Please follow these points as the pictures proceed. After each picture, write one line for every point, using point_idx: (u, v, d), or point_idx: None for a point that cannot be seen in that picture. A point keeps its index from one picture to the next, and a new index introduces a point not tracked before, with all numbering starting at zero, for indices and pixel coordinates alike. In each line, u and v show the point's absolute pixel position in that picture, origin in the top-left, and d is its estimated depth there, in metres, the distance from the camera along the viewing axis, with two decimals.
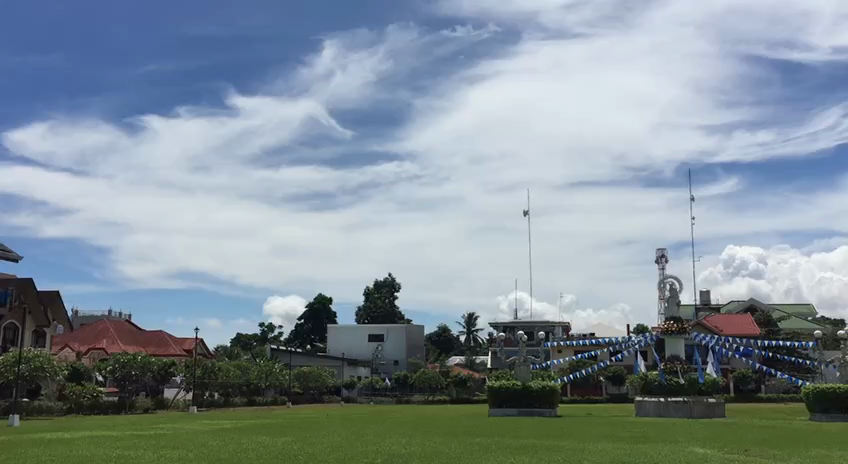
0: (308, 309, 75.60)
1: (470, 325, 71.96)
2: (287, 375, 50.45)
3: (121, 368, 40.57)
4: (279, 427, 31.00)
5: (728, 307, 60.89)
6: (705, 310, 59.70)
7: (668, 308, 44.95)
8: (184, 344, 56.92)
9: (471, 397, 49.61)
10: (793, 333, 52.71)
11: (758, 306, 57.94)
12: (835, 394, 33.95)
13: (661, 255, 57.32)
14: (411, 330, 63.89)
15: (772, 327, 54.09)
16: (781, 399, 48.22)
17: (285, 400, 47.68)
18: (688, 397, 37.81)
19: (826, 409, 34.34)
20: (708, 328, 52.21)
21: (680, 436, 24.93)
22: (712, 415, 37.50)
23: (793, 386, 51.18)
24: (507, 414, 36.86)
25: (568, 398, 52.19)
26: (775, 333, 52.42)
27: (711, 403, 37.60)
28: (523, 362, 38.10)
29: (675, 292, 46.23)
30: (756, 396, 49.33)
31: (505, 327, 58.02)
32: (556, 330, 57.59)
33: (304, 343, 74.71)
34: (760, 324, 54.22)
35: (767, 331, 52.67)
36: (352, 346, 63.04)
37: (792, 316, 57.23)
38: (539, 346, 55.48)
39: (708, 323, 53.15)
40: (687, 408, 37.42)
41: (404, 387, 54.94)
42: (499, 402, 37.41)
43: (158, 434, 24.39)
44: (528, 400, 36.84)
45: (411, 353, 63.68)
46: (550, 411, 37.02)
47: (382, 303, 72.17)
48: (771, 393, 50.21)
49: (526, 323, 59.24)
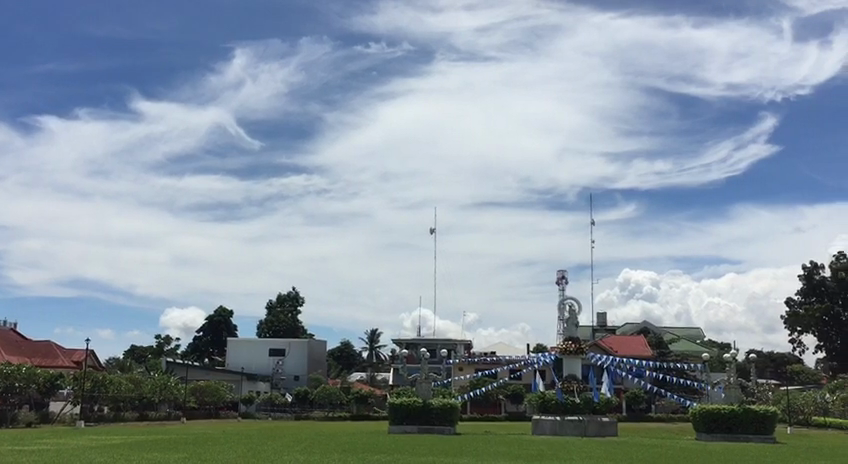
0: (207, 322, 73.60)
1: (373, 341, 71.69)
2: (182, 389, 48.91)
3: (4, 380, 38.36)
4: (171, 444, 29.95)
5: (624, 329, 62.85)
6: (601, 330, 61.52)
7: (567, 328, 46.16)
8: (73, 356, 54.46)
9: (372, 414, 49.44)
10: (682, 355, 54.99)
11: (650, 328, 60.13)
12: (720, 415, 35.54)
13: (562, 276, 58.80)
14: (313, 344, 63.14)
15: (663, 348, 56.31)
16: (670, 419, 50.19)
17: (179, 416, 46.21)
18: (583, 416, 38.88)
19: (710, 428, 35.91)
20: (604, 349, 53.83)
21: (574, 455, 25.45)
22: (605, 433, 38.82)
23: (681, 407, 53.43)
24: (407, 431, 36.88)
25: (467, 415, 52.65)
26: (666, 355, 54.58)
27: (604, 422, 38.90)
28: (425, 379, 38.27)
29: (573, 314, 47.53)
30: (646, 416, 51.11)
31: (408, 344, 58.11)
32: (458, 347, 58.10)
33: (201, 357, 72.70)
34: (653, 345, 56.24)
35: (658, 353, 54.78)
36: (251, 361, 61.75)
37: (682, 339, 59.64)
38: (440, 363, 55.88)
39: (604, 344, 54.74)
40: (582, 427, 38.59)
41: (304, 403, 54.09)
42: (399, 420, 37.35)
43: (41, 450, 23.23)
44: (428, 417, 37.03)
45: (312, 368, 62.89)
46: (450, 429, 37.29)
47: (285, 318, 71.01)
48: (660, 412, 52.23)
49: (428, 340, 59.52)
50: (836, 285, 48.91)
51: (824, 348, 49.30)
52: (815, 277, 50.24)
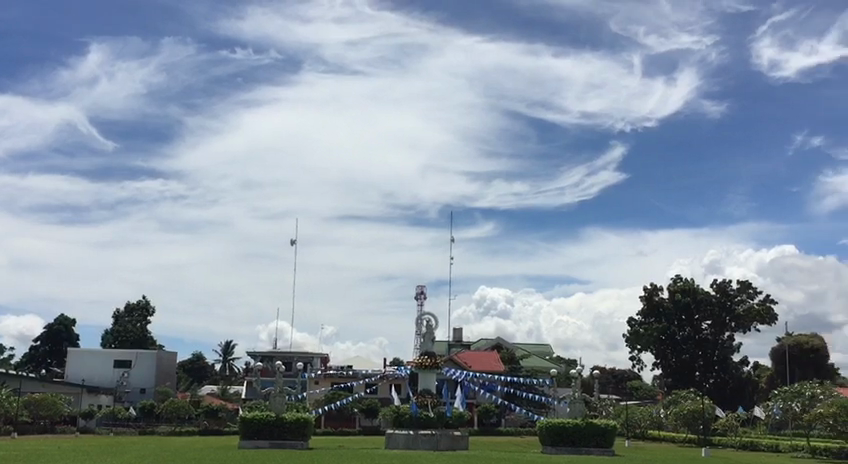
0: (46, 331, 69.33)
1: (227, 354, 69.84)
2: (15, 402, 45.68)
3: None
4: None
5: (478, 344, 64.40)
6: (456, 346, 62.72)
7: (424, 343, 46.76)
8: None
9: (222, 429, 48.04)
10: (532, 371, 56.92)
11: (503, 344, 61.96)
12: (565, 429, 37.02)
13: (421, 292, 59.58)
14: (162, 356, 60.75)
15: (514, 364, 58.09)
16: (518, 433, 51.80)
17: (10, 431, 43.19)
18: (436, 430, 39.48)
19: (555, 442, 37.31)
20: (458, 363, 54.82)
21: None
22: (456, 447, 39.55)
23: (529, 421, 55.31)
24: (258, 446, 36.08)
25: (321, 429, 52.15)
26: (517, 371, 56.36)
27: (456, 435, 39.63)
28: (279, 393, 37.64)
29: (431, 328, 48.24)
30: (497, 429, 52.48)
31: (263, 357, 57.00)
32: (314, 361, 57.58)
33: (38, 368, 68.36)
34: (505, 361, 57.90)
35: (510, 368, 56.45)
36: (94, 372, 58.60)
37: (533, 355, 61.76)
38: (295, 377, 55.14)
39: (459, 359, 55.79)
40: (434, 441, 39.15)
41: (150, 417, 51.87)
42: (250, 434, 36.46)
43: None
44: (280, 431, 36.43)
45: (160, 381, 60.46)
46: (303, 443, 36.84)
47: (133, 327, 68.03)
48: (510, 427, 53.84)
49: (285, 353, 58.64)
50: (673, 306, 52.05)
51: (660, 365, 52.46)
52: (654, 298, 52.99)
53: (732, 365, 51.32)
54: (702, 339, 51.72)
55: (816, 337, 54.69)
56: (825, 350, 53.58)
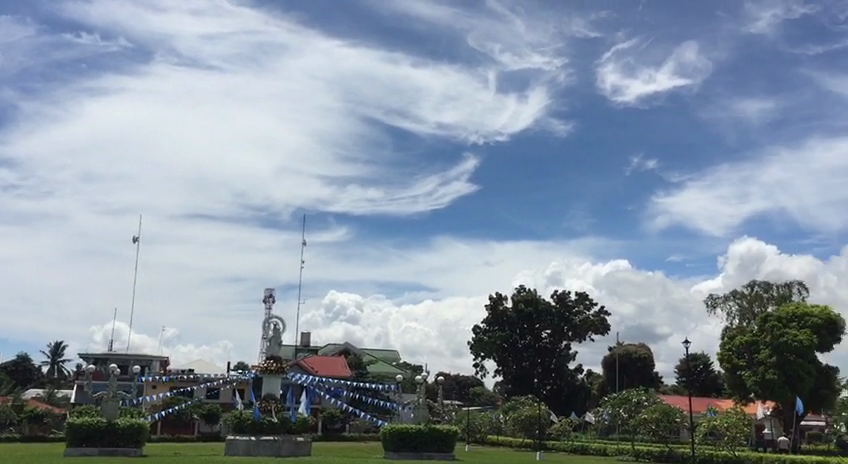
0: None
1: (56, 356, 65.63)
2: None
3: None
4: None
5: (325, 350, 64.07)
6: (303, 350, 62.09)
7: (270, 347, 45.84)
8: None
9: (47, 435, 45.02)
10: (378, 376, 57.22)
11: (351, 349, 61.96)
12: (407, 434, 37.36)
13: (269, 294, 58.54)
14: None
15: (361, 369, 58.15)
16: (361, 438, 51.85)
17: None
18: (278, 436, 38.76)
19: (398, 447, 37.57)
20: (304, 368, 54.22)
21: None
22: (298, 453, 38.97)
23: (372, 426, 55.55)
24: (86, 453, 34.01)
25: (156, 435, 50.02)
26: (363, 376, 56.46)
27: (298, 441, 39.06)
28: (112, 397, 35.67)
29: (277, 333, 47.46)
30: (340, 434, 52.28)
31: (97, 359, 54.00)
32: (153, 364, 55.20)
33: None
34: (351, 366, 57.87)
35: (356, 374, 56.46)
36: None
37: (379, 360, 62.13)
38: (131, 381, 52.61)
39: (305, 363, 55.17)
40: (276, 447, 38.43)
41: None
42: (78, 441, 34.30)
43: None
44: (112, 438, 34.53)
45: None
46: (136, 450, 35.10)
47: None
48: (353, 432, 53.85)
49: (121, 356, 55.84)
50: (516, 315, 53.95)
51: (501, 372, 54.11)
52: (499, 307, 54.75)
53: (568, 372, 53.82)
54: (541, 347, 53.92)
55: (643, 347, 58.53)
56: (650, 359, 57.46)
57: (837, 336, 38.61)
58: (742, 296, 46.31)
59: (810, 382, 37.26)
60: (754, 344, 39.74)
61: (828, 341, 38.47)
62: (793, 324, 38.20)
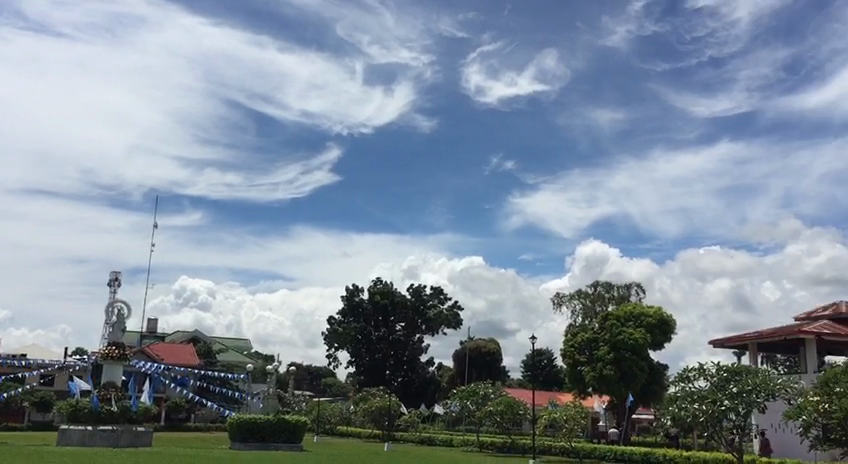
0: None
1: None
2: None
3: None
4: None
5: (172, 337, 61.84)
6: (149, 337, 59.65)
7: (113, 332, 43.57)
8: None
9: None
10: (228, 365, 55.84)
11: (200, 337, 60.13)
12: (254, 425, 36.58)
13: (115, 278, 55.78)
14: None
15: (210, 358, 56.53)
16: (207, 429, 50.41)
17: None
18: (117, 426, 36.91)
19: (244, 438, 36.69)
20: (149, 355, 52.03)
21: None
22: (138, 443, 37.19)
23: (219, 416, 54.19)
24: None
25: None
26: (212, 365, 54.91)
27: (138, 432, 37.31)
28: None
29: (121, 318, 45.27)
30: (184, 425, 50.59)
31: None
32: None
33: None
34: (200, 355, 56.14)
35: (205, 362, 54.83)
36: None
37: (230, 349, 60.67)
38: None
39: (151, 351, 52.96)
40: (114, 437, 36.32)
41: None
42: None
43: None
44: None
45: None
46: None
47: None
48: (199, 422, 52.30)
49: None
50: (371, 307, 54.11)
51: (354, 363, 54.10)
52: (355, 298, 54.74)
53: (420, 365, 54.67)
54: (395, 339, 54.38)
55: (492, 342, 60.39)
56: (499, 354, 59.34)
57: (668, 335, 41.26)
58: (586, 295, 48.74)
59: (642, 377, 39.69)
60: (594, 341, 41.59)
61: (661, 340, 41.03)
62: (629, 322, 40.76)
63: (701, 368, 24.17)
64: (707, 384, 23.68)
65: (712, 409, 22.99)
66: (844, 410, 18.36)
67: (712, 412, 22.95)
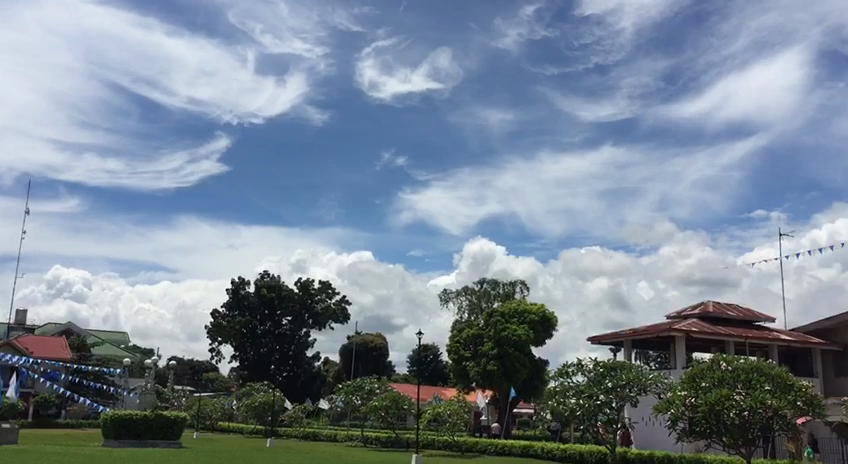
0: None
1: None
2: None
3: None
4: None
5: (43, 329, 58.76)
6: (18, 329, 56.43)
7: None
8: None
9: None
10: (103, 359, 53.54)
11: (74, 330, 57.41)
12: (130, 421, 35.15)
13: None
14: None
15: (84, 352, 54.03)
16: (78, 425, 48.15)
17: None
18: None
19: (118, 434, 35.21)
20: (17, 348, 49.17)
21: None
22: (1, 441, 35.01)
23: (93, 412, 51.89)
24: None
25: None
26: (86, 358, 52.50)
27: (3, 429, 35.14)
28: None
29: None
30: (54, 421, 48.12)
31: None
32: None
33: None
34: (73, 348, 53.56)
35: (78, 356, 52.35)
36: None
37: (107, 343, 58.25)
38: None
39: (18, 343, 50.08)
40: None
41: None
42: None
43: None
44: None
45: None
46: None
47: None
48: (70, 419, 49.90)
49: None
50: (257, 301, 53.09)
51: (238, 358, 52.94)
52: (240, 292, 53.61)
53: (305, 359, 54.19)
54: (281, 334, 53.59)
55: (379, 337, 60.64)
56: (385, 349, 59.61)
57: (550, 331, 42.54)
58: (472, 292, 49.58)
59: (524, 372, 40.77)
60: (478, 337, 42.27)
61: (542, 336, 42.24)
62: (513, 319, 41.75)
63: (580, 364, 25.00)
64: (585, 379, 24.50)
65: (589, 403, 23.85)
66: (707, 403, 19.43)
67: (589, 406, 23.81)
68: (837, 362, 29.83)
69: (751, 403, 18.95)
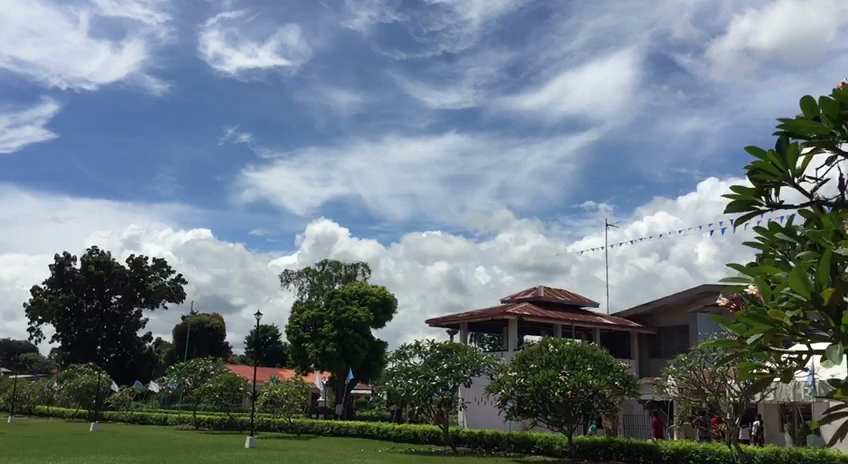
0: None
1: None
2: None
3: None
4: None
5: None
6: None
7: None
8: None
9: None
10: None
11: None
12: None
13: None
14: None
15: None
16: None
17: None
18: None
19: None
20: None
21: None
22: None
23: None
24: None
25: None
26: None
27: None
28: None
29: None
30: None
31: None
32: None
33: None
34: None
35: None
36: None
37: None
38: None
39: None
40: None
41: None
42: None
43: None
44: None
45: None
46: None
47: None
48: None
49: None
50: (83, 278, 49.94)
51: (60, 338, 49.61)
52: (65, 268, 50.24)
53: (135, 340, 51.73)
54: (109, 312, 50.81)
55: (215, 318, 59.02)
56: (222, 330, 58.17)
57: (390, 313, 43.05)
58: (314, 273, 49.18)
59: (363, 354, 41.04)
60: (319, 318, 41.93)
61: (382, 318, 42.66)
62: (354, 300, 41.84)
63: (418, 345, 25.36)
64: (421, 361, 24.92)
65: (425, 384, 24.37)
66: (535, 383, 20.40)
67: (425, 387, 24.34)
68: (650, 345, 32.19)
69: (574, 382, 20.09)
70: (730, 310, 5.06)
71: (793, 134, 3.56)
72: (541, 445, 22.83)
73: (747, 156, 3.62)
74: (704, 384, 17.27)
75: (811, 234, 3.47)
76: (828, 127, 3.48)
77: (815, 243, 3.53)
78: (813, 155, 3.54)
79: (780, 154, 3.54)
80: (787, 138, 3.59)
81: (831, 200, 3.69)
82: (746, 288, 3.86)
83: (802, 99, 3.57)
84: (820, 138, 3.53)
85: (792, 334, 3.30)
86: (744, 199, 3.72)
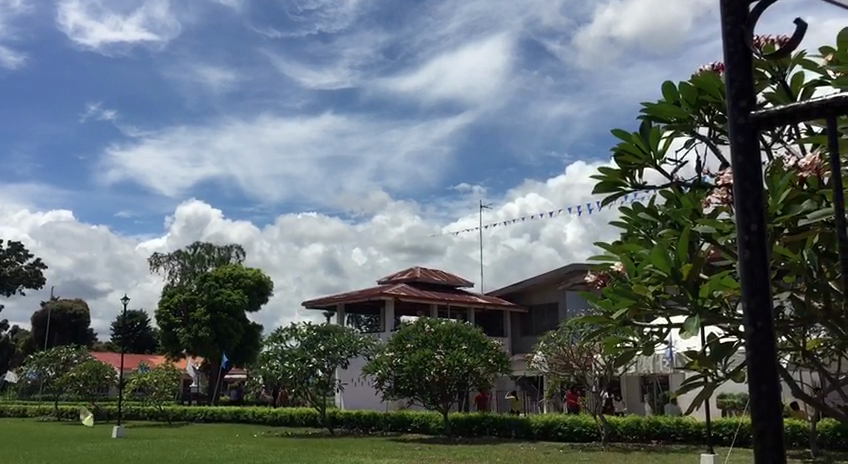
0: None
1: None
2: None
3: None
4: None
5: None
6: None
7: None
8: None
9: None
10: None
11: None
12: None
13: None
14: None
15: None
16: None
17: None
18: None
19: None
20: None
21: None
22: None
23: None
24: None
25: None
26: None
27: None
28: None
29: None
30: None
31: None
32: None
33: None
34: None
35: None
36: None
37: None
38: None
39: None
40: None
41: None
42: None
43: None
44: None
45: None
46: None
47: None
48: None
49: None
50: None
51: None
52: None
53: None
54: None
55: (78, 303, 56.23)
56: (85, 316, 55.52)
57: (264, 295, 42.55)
58: (185, 256, 47.61)
59: (237, 338, 40.20)
60: (191, 302, 40.63)
61: (257, 301, 42.17)
62: (228, 283, 40.97)
63: (293, 328, 24.96)
64: (297, 344, 24.54)
65: (301, 367, 24.15)
66: (412, 364, 20.63)
67: (302, 370, 24.15)
68: (522, 324, 33.22)
69: (450, 361, 20.48)
70: (595, 287, 5.25)
71: (656, 118, 3.69)
72: (417, 423, 23.19)
73: (613, 137, 3.73)
74: (572, 359, 18.03)
75: (671, 213, 3.63)
76: (688, 112, 3.63)
77: (675, 223, 3.69)
78: (673, 137, 3.69)
79: (644, 136, 3.67)
80: (649, 121, 3.72)
81: (689, 180, 3.87)
82: (613, 265, 3.99)
83: (664, 84, 3.71)
84: (680, 122, 3.67)
85: (654, 308, 3.41)
86: (610, 180, 3.83)
